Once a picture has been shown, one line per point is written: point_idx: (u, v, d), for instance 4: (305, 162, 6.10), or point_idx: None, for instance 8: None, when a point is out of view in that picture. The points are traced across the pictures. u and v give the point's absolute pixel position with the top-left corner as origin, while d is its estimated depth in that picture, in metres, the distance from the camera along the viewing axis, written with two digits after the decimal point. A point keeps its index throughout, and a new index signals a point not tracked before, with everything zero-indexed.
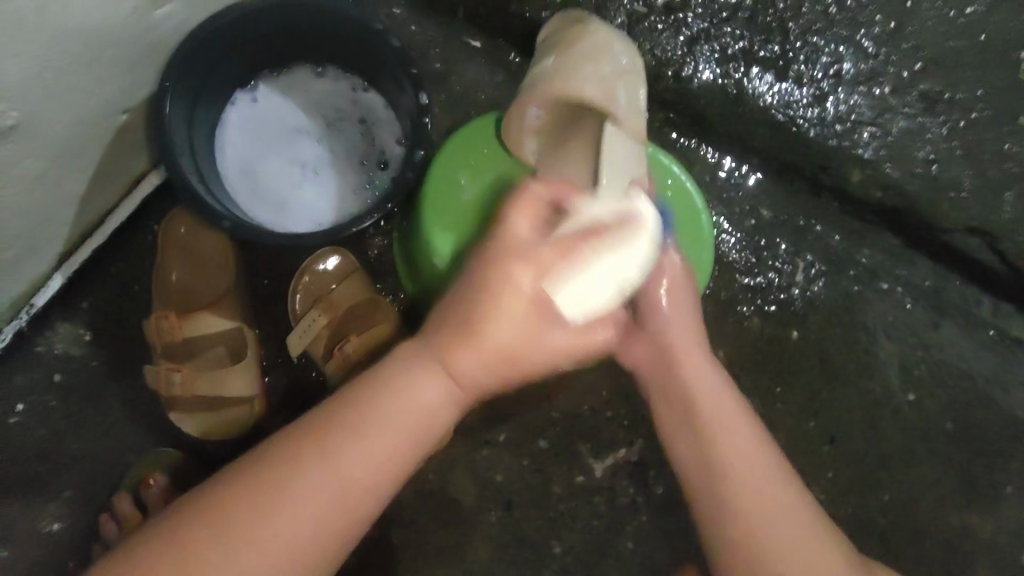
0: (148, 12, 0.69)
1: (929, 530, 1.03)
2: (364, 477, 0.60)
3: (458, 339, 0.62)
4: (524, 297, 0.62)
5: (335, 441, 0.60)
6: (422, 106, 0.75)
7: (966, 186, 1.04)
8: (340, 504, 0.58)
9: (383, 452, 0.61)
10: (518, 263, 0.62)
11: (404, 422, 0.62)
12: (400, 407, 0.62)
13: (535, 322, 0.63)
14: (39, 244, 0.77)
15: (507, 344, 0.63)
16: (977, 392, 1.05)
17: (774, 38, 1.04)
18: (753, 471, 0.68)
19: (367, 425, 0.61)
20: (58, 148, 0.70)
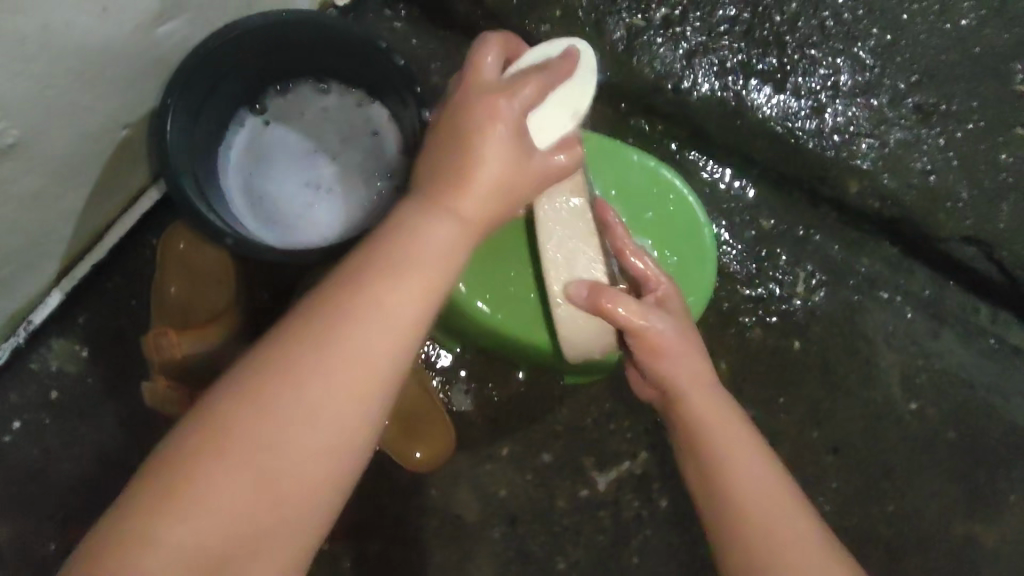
0: (152, 27, 0.69)
1: (934, 541, 1.02)
2: (353, 378, 0.51)
3: (446, 176, 0.58)
4: (491, 179, 0.59)
5: (297, 360, 0.50)
6: (425, 121, 0.75)
7: (961, 195, 1.05)
8: (319, 454, 0.50)
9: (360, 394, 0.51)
10: (489, 126, 0.58)
11: (426, 261, 0.55)
12: (398, 301, 0.53)
13: (513, 154, 0.60)
14: (37, 261, 0.77)
15: (501, 174, 0.59)
16: (978, 401, 1.05)
17: (770, 51, 1.06)
18: (769, 510, 0.65)
19: (344, 323, 0.51)
20: (59, 163, 0.69)
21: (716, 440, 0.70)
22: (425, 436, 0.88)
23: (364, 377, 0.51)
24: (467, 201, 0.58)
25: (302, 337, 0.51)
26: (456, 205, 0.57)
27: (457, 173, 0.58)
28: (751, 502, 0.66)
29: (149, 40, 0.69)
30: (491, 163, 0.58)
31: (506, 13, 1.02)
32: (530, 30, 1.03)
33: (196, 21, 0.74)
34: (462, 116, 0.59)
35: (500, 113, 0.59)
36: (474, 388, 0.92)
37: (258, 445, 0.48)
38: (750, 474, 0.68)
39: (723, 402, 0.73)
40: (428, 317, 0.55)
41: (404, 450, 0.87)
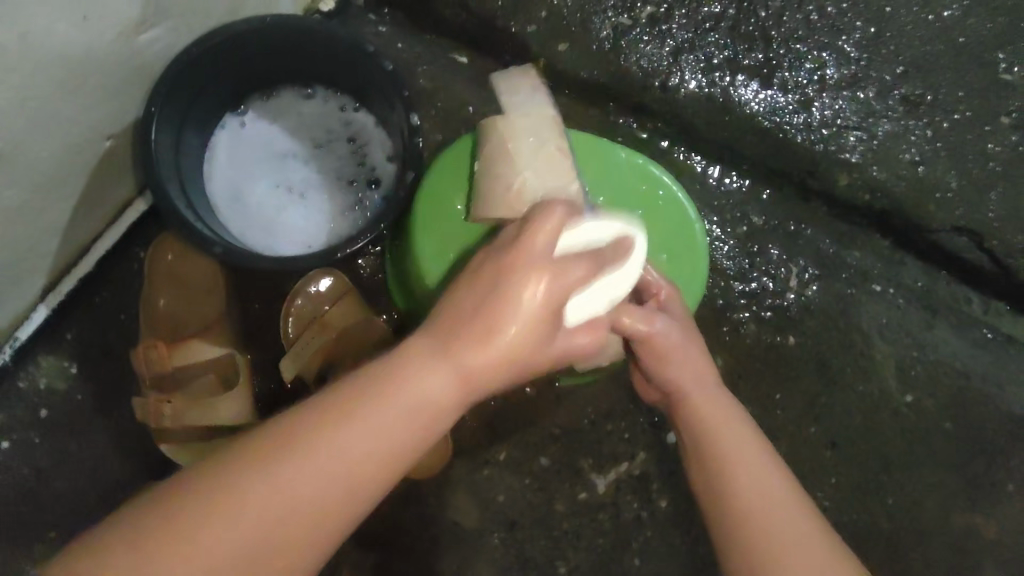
0: (132, 37, 0.67)
1: (933, 531, 1.02)
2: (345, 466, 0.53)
3: (466, 323, 0.57)
4: (535, 307, 0.58)
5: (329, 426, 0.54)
6: (414, 126, 0.74)
7: (950, 186, 1.05)
8: (323, 497, 0.52)
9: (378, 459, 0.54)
10: (525, 278, 0.58)
11: (410, 403, 0.55)
12: (400, 395, 0.55)
13: (547, 314, 0.58)
14: (21, 277, 0.75)
15: (518, 341, 0.57)
16: (974, 390, 1.05)
17: (757, 47, 1.05)
18: (777, 517, 0.64)
19: (374, 405, 0.55)
20: (39, 176, 0.68)
21: (721, 439, 0.70)
22: None
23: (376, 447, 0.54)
24: (475, 362, 0.56)
25: (330, 416, 0.54)
26: (461, 369, 0.56)
27: (488, 311, 0.57)
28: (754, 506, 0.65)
29: (129, 50, 0.68)
30: (512, 322, 0.57)
31: (491, 14, 1.02)
32: (515, 30, 1.02)
33: (177, 29, 0.73)
34: (507, 271, 0.59)
35: (525, 248, 0.60)
36: (469, 392, 0.91)
37: (276, 478, 0.52)
38: (754, 477, 0.67)
39: (731, 406, 0.74)
40: (444, 413, 0.57)
41: None
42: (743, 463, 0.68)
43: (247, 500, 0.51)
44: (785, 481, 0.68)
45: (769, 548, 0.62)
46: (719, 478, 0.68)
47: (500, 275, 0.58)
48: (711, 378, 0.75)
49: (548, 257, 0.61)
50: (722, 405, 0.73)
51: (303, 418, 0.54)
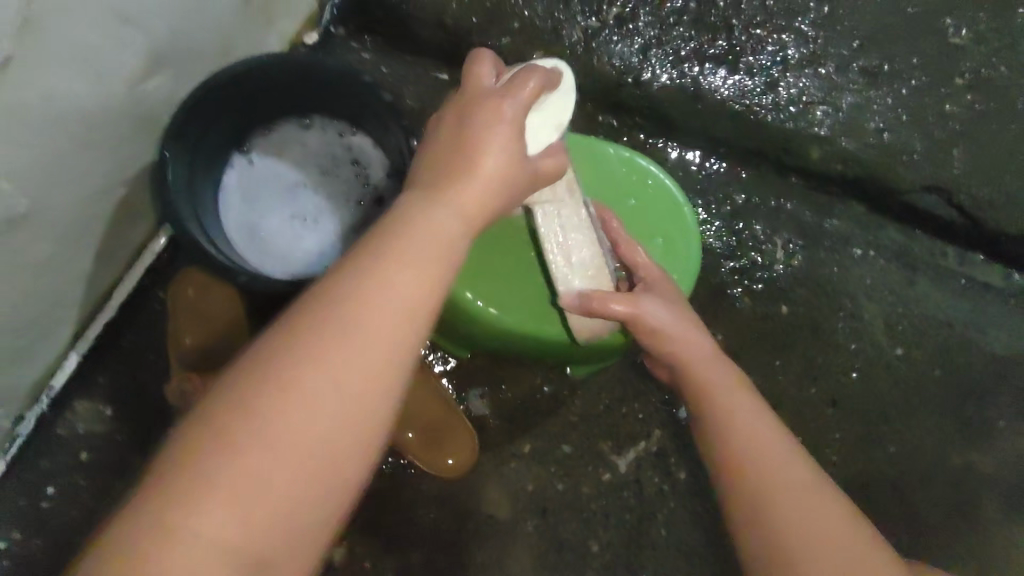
0: (138, 89, 0.71)
1: (938, 474, 1.06)
2: (396, 340, 0.50)
3: (458, 172, 0.59)
4: (496, 171, 0.60)
5: (344, 310, 0.50)
6: (413, 148, 0.79)
7: (917, 147, 1.12)
8: (346, 411, 0.48)
9: (402, 321, 0.51)
10: (491, 108, 0.61)
11: (423, 246, 0.54)
12: (417, 230, 0.55)
13: (514, 145, 0.61)
14: (53, 327, 0.79)
15: (497, 170, 0.60)
16: (956, 336, 1.12)
17: (720, 35, 1.12)
18: (768, 469, 0.69)
19: (396, 255, 0.52)
20: (65, 228, 0.71)
21: (720, 403, 0.75)
22: (452, 444, 0.91)
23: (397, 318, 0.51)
24: (473, 193, 0.58)
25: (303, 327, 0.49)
26: (457, 200, 0.57)
27: (460, 145, 0.60)
28: (742, 458, 0.71)
29: (138, 101, 0.72)
30: (494, 156, 0.60)
31: (467, 29, 1.06)
32: (492, 43, 1.07)
33: (179, 76, 0.76)
34: (460, 135, 0.60)
35: (500, 111, 0.61)
36: (488, 391, 0.95)
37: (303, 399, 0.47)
38: (753, 435, 0.72)
39: (735, 374, 0.79)
40: (457, 245, 0.57)
41: (435, 460, 0.90)
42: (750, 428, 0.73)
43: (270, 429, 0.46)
44: (786, 440, 0.72)
45: (753, 492, 0.68)
46: (724, 443, 0.73)
47: (480, 104, 0.61)
48: (712, 350, 0.80)
49: (495, 89, 0.64)
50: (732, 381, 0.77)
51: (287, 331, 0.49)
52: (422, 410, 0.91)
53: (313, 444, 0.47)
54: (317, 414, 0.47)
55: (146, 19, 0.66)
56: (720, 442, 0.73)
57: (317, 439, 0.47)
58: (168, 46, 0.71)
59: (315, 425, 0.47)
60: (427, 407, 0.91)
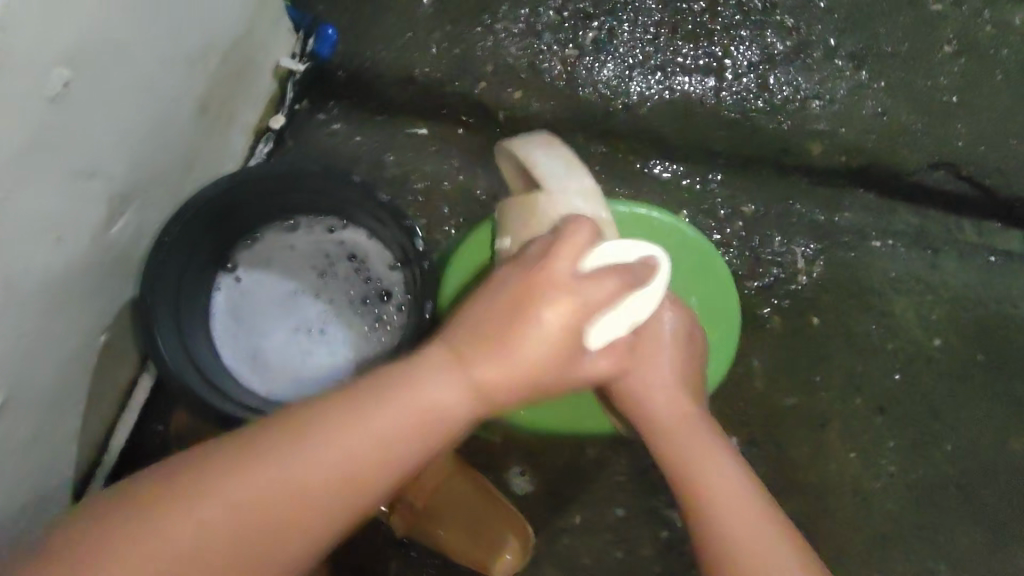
0: (104, 233, 0.64)
1: (997, 464, 1.02)
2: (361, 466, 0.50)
3: (516, 307, 0.53)
4: (555, 329, 0.54)
5: (334, 428, 0.51)
6: (421, 252, 0.72)
7: (917, 126, 1.08)
8: (301, 506, 0.50)
9: (376, 457, 0.51)
10: (546, 302, 0.54)
11: (423, 405, 0.52)
12: (416, 416, 0.52)
13: (573, 332, 0.54)
14: (50, 498, 0.72)
15: (539, 360, 0.54)
16: (990, 316, 1.07)
17: (702, 43, 1.06)
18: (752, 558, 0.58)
19: (393, 396, 0.52)
20: (45, 398, 0.65)
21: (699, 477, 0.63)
22: (503, 535, 0.85)
23: (371, 450, 0.51)
24: (487, 374, 0.53)
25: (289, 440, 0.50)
26: (465, 382, 0.53)
27: (497, 311, 0.54)
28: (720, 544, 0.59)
29: (107, 248, 0.65)
30: (539, 343, 0.53)
31: (438, 83, 1.00)
32: (467, 91, 1.01)
33: (146, 206, 0.69)
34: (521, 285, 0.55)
35: (562, 299, 0.54)
36: (528, 468, 0.90)
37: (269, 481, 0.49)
38: (734, 510, 0.61)
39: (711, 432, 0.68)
40: (448, 435, 0.53)
41: (489, 557, 0.84)
42: (718, 506, 0.61)
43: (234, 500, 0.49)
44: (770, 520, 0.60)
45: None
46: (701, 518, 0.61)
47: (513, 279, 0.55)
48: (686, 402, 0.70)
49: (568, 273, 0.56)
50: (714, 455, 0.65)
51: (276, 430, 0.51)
52: (465, 506, 0.85)
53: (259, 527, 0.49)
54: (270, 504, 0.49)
55: (102, 166, 0.60)
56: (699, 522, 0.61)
57: (264, 527, 0.49)
58: (131, 183, 0.65)
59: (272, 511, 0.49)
60: (471, 501, 0.85)
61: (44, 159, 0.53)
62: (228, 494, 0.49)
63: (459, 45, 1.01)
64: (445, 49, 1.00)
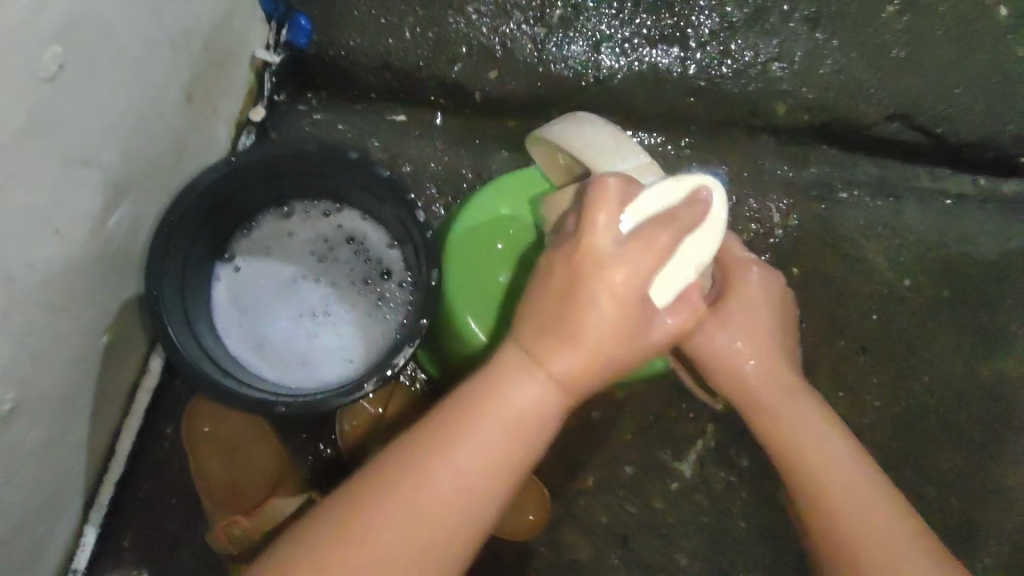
0: (104, 229, 0.64)
1: (970, 390, 1.09)
2: (474, 475, 0.58)
3: (563, 321, 0.59)
4: (610, 298, 0.59)
5: (435, 452, 0.58)
6: (423, 222, 0.72)
7: (869, 81, 1.11)
8: (448, 520, 0.56)
9: (490, 465, 0.58)
10: (602, 271, 0.59)
11: (510, 424, 0.59)
12: (500, 408, 0.59)
13: (622, 313, 0.60)
14: (64, 505, 0.72)
15: (606, 330, 0.59)
16: (954, 253, 1.12)
17: (664, 15, 1.08)
18: (845, 493, 0.70)
19: (479, 420, 0.59)
20: (55, 402, 0.64)
21: (783, 416, 0.77)
22: (522, 501, 0.87)
23: (484, 459, 0.58)
24: (559, 364, 0.59)
25: (412, 459, 0.58)
26: (540, 363, 0.60)
27: (549, 312, 0.60)
28: (823, 480, 0.72)
29: (106, 241, 0.64)
30: (600, 316, 0.59)
31: (414, 66, 1.01)
32: (443, 74, 1.01)
33: (142, 200, 0.68)
34: (574, 282, 0.60)
35: (591, 245, 0.60)
36: None
37: (406, 508, 0.55)
38: (823, 453, 0.74)
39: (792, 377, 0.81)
40: (545, 424, 0.60)
41: (509, 523, 0.87)
42: (811, 448, 0.74)
43: (379, 542, 0.55)
44: (852, 453, 0.74)
45: (837, 523, 0.69)
46: (799, 464, 0.74)
47: (550, 255, 0.63)
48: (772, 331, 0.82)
49: (615, 248, 0.60)
50: (801, 410, 0.77)
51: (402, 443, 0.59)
52: None
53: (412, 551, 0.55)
54: (416, 527, 0.55)
55: (95, 154, 0.59)
56: (794, 456, 0.75)
57: (419, 548, 0.55)
58: (124, 174, 0.64)
59: (414, 538, 0.55)
60: None
61: (38, 147, 0.53)
62: (374, 539, 0.54)
63: (432, 28, 1.01)
64: (419, 33, 1.01)
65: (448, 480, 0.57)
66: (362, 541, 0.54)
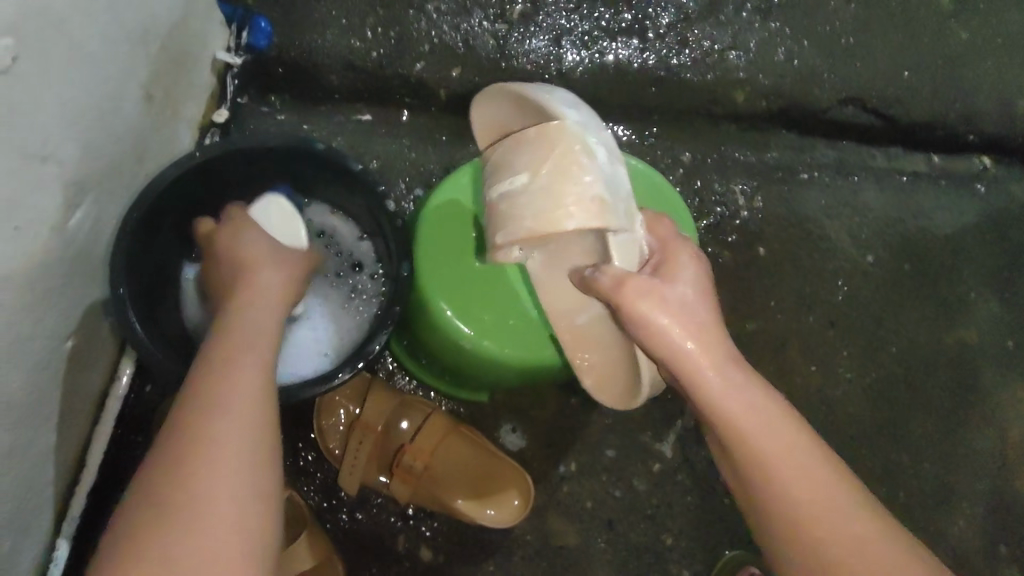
0: (63, 228, 0.62)
1: (937, 358, 1.12)
2: (250, 407, 0.53)
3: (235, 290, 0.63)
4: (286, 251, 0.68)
5: (204, 404, 0.52)
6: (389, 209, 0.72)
7: (823, 66, 1.13)
8: (245, 467, 0.51)
9: (250, 389, 0.54)
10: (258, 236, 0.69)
11: (249, 337, 0.58)
12: (242, 331, 0.59)
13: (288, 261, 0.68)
14: (33, 520, 0.70)
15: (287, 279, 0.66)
16: (912, 228, 1.16)
17: (621, 8, 1.10)
18: (844, 546, 0.56)
19: (227, 361, 0.55)
20: (19, 409, 0.62)
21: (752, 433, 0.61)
22: (503, 487, 0.87)
23: (256, 383, 0.55)
24: (258, 294, 0.63)
25: (176, 450, 0.50)
26: (260, 294, 0.63)
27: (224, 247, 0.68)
28: (794, 511, 0.58)
29: (67, 242, 0.63)
30: (269, 277, 0.65)
31: (376, 65, 1.01)
32: (406, 72, 1.02)
33: (101, 199, 0.67)
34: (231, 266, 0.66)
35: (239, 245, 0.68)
36: (519, 424, 0.92)
37: (194, 475, 0.49)
38: (813, 482, 0.59)
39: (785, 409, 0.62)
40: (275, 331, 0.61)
41: (491, 511, 0.86)
42: (785, 477, 0.59)
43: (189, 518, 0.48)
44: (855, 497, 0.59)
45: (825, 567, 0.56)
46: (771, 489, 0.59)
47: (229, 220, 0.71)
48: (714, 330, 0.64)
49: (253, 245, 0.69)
50: (741, 390, 0.62)
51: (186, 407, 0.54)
52: (464, 465, 0.87)
53: (222, 511, 0.49)
54: (217, 488, 0.49)
55: (52, 151, 0.58)
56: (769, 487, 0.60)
57: (224, 505, 0.49)
58: (82, 172, 0.63)
59: (222, 506, 0.49)
60: (468, 460, 0.87)
61: None
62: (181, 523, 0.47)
63: (394, 27, 1.01)
64: (381, 32, 1.01)
65: (229, 425, 0.52)
66: (182, 519, 0.47)
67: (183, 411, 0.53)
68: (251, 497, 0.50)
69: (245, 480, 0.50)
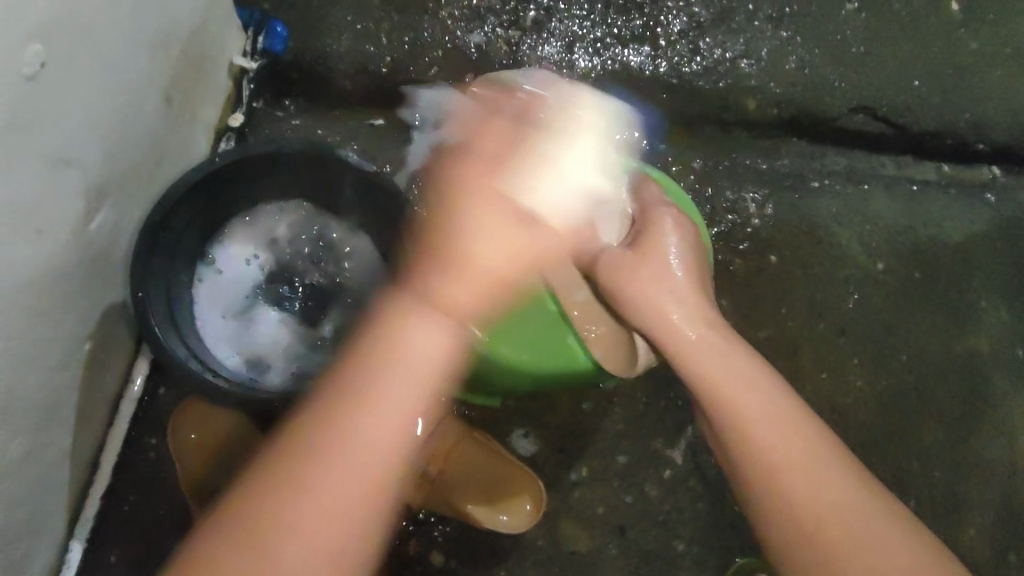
0: (85, 230, 0.63)
1: (947, 367, 1.12)
2: (380, 448, 0.51)
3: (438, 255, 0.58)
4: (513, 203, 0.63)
5: (342, 432, 0.51)
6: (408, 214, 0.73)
7: (832, 75, 1.15)
8: (353, 490, 0.50)
9: (382, 426, 0.52)
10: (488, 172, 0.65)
11: (414, 362, 0.53)
12: (407, 353, 0.54)
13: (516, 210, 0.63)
14: (48, 521, 0.70)
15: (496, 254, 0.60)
16: (923, 236, 1.16)
17: (633, 16, 1.10)
18: (847, 534, 0.54)
19: (376, 379, 0.53)
20: (39, 409, 0.63)
21: (745, 414, 0.61)
22: (515, 492, 0.87)
23: (393, 415, 0.53)
24: (460, 291, 0.57)
25: (291, 460, 0.50)
26: (454, 274, 0.57)
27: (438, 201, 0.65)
28: (792, 499, 0.57)
29: (88, 244, 0.64)
30: (487, 238, 0.60)
31: (391, 71, 1.02)
32: (420, 78, 1.03)
33: (121, 202, 0.68)
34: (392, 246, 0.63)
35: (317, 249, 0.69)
36: (531, 429, 0.92)
37: (307, 486, 0.49)
38: (820, 472, 0.57)
39: (799, 407, 0.62)
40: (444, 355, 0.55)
41: (503, 516, 0.86)
42: (786, 462, 0.58)
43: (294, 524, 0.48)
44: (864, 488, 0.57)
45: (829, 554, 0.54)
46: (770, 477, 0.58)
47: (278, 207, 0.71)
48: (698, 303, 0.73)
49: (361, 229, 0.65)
50: (734, 374, 0.65)
51: (307, 426, 0.52)
52: (476, 469, 0.87)
53: (319, 533, 0.48)
54: (332, 503, 0.49)
55: (77, 153, 0.59)
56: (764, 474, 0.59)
57: (321, 529, 0.49)
58: (104, 175, 0.64)
59: (324, 520, 0.49)
60: (479, 464, 0.87)
61: (21, 140, 0.52)
62: (283, 528, 0.48)
63: (408, 33, 1.02)
64: (395, 38, 1.02)
65: (353, 460, 0.50)
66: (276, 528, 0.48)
67: (312, 429, 0.51)
68: (350, 521, 0.49)
69: (351, 502, 0.50)
